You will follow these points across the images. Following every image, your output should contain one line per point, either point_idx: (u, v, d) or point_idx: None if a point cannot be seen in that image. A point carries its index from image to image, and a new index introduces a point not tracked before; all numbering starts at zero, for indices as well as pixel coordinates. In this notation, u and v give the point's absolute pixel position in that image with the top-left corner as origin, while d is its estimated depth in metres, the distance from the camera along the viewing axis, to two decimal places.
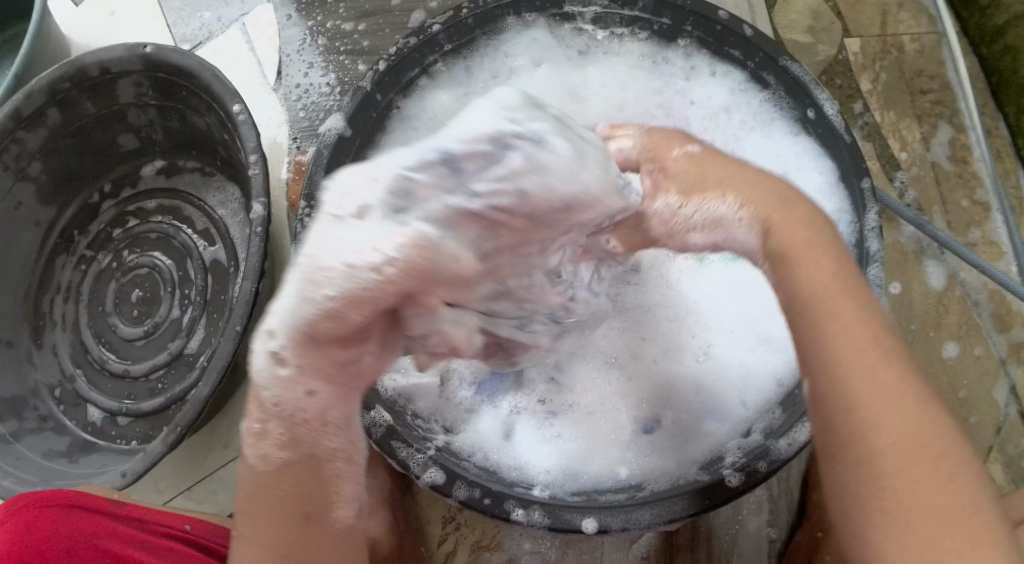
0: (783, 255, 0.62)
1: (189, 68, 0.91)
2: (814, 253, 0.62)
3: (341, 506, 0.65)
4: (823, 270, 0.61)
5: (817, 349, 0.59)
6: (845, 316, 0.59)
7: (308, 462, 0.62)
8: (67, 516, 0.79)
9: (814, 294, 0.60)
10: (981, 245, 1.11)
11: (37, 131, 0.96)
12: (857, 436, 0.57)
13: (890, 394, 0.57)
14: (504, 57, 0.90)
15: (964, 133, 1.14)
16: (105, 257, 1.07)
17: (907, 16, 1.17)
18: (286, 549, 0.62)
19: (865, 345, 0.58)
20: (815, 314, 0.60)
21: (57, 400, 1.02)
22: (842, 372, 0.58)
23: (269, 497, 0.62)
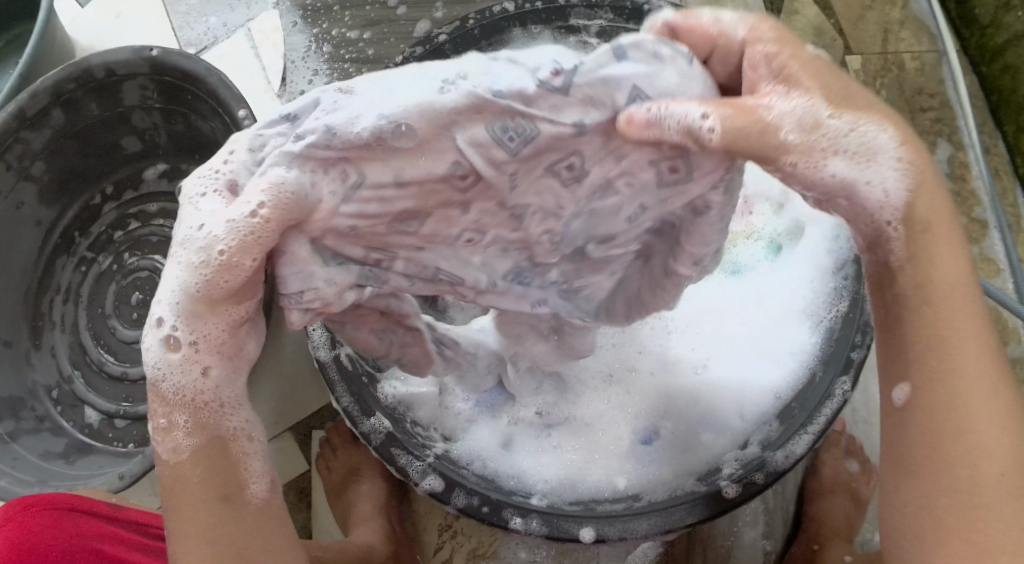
0: (925, 231, 0.53)
1: (196, 73, 0.91)
2: (955, 245, 0.54)
3: (255, 481, 0.58)
4: (960, 266, 0.54)
5: (934, 355, 0.54)
6: (971, 324, 0.53)
7: (216, 444, 0.56)
8: (67, 519, 0.76)
9: (947, 294, 0.53)
10: (978, 262, 1.11)
11: (41, 131, 0.97)
12: (960, 460, 0.53)
13: (1000, 420, 0.53)
14: None
15: (963, 151, 1.15)
16: (106, 260, 1.08)
17: (908, 34, 1.18)
18: (211, 537, 0.56)
19: (984, 357, 0.53)
20: (938, 319, 0.53)
21: (54, 401, 1.02)
22: (953, 386, 0.53)
23: (180, 488, 0.56)
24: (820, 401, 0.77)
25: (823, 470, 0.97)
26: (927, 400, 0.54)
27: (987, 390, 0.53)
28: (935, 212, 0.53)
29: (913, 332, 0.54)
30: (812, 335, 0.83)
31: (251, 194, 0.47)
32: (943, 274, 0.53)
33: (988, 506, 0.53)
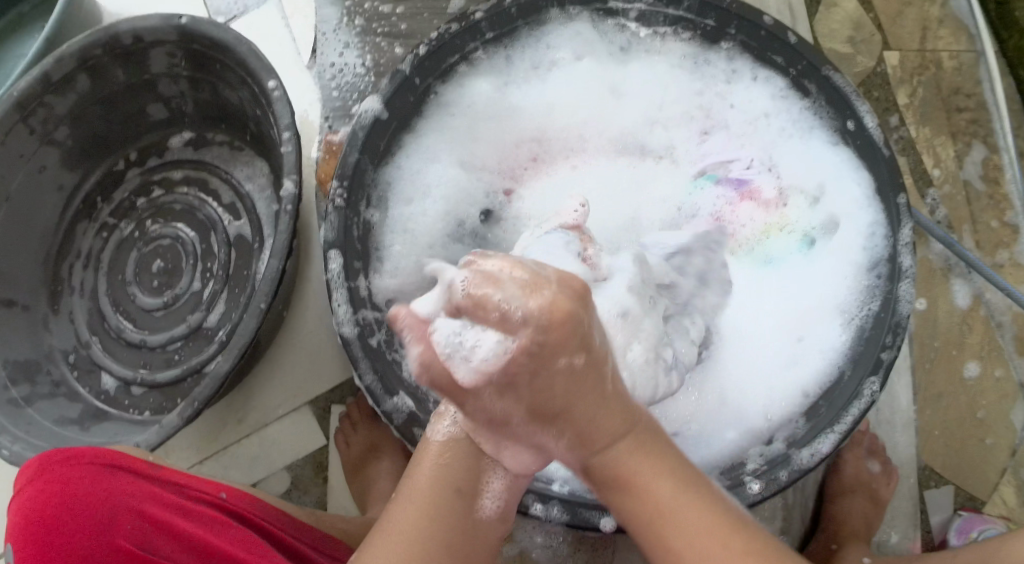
0: (615, 483, 0.68)
1: (225, 41, 0.90)
2: (645, 461, 0.68)
3: (488, 498, 0.71)
4: (659, 477, 0.68)
5: (663, 550, 0.67)
6: (689, 521, 0.67)
7: (474, 446, 0.71)
8: (104, 476, 0.71)
9: (616, 483, 0.67)
10: (1007, 267, 1.10)
11: (66, 95, 0.96)
12: None
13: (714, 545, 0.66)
14: (546, 48, 0.88)
15: (997, 154, 1.12)
16: (128, 226, 1.07)
17: (947, 33, 1.16)
18: (432, 509, 0.68)
19: (709, 536, 0.66)
20: (628, 487, 0.68)
21: (71, 366, 1.02)
22: (682, 532, 0.66)
23: (437, 469, 0.69)
24: (849, 400, 0.77)
25: (845, 468, 0.98)
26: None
27: (722, 556, 0.66)
28: (617, 449, 0.68)
29: (632, 509, 0.68)
30: (843, 332, 0.81)
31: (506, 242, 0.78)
32: (648, 500, 0.67)
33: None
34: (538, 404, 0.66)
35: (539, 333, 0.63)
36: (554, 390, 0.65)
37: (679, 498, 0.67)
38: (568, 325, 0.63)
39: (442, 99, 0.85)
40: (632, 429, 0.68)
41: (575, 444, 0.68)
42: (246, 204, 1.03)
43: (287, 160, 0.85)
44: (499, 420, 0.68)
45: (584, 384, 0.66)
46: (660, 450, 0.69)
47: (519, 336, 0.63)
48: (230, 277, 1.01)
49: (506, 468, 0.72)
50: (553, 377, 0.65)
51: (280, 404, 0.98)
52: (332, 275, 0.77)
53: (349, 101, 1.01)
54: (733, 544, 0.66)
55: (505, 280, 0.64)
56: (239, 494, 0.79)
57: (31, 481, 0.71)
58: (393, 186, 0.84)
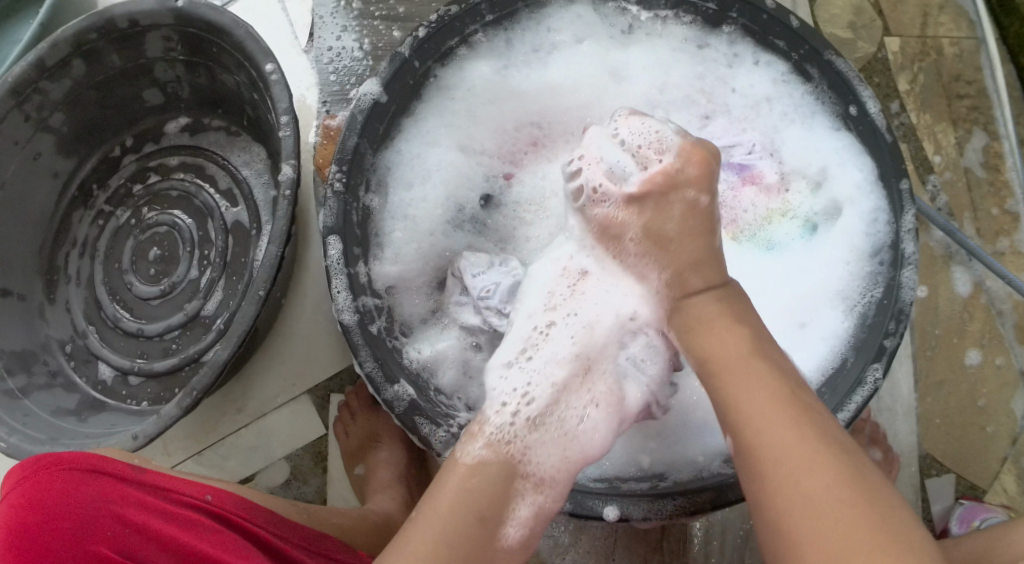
0: (712, 372, 0.67)
1: (222, 25, 0.89)
2: (730, 334, 0.68)
3: (513, 525, 0.69)
4: (756, 367, 0.66)
5: (739, 426, 0.64)
6: (770, 395, 0.64)
7: (507, 468, 0.70)
8: (83, 482, 0.71)
9: (721, 366, 0.67)
10: (1008, 255, 1.10)
11: (61, 81, 0.95)
12: (781, 481, 0.60)
13: (797, 454, 0.60)
14: (547, 31, 0.88)
15: (998, 141, 1.12)
16: (124, 214, 1.06)
17: (948, 19, 1.15)
18: (457, 536, 0.66)
19: (780, 414, 0.63)
20: (717, 372, 0.67)
21: (68, 356, 1.01)
22: (770, 432, 0.62)
23: (462, 491, 0.68)
24: (851, 388, 0.76)
25: None
26: (747, 456, 0.63)
27: (801, 454, 0.60)
28: (701, 302, 0.72)
29: (729, 399, 0.65)
30: (846, 318, 0.81)
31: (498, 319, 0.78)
32: (740, 396, 0.64)
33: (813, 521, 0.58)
34: (654, 223, 0.76)
35: (680, 166, 0.76)
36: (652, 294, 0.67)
37: (787, 411, 0.63)
38: (706, 170, 0.76)
39: (442, 82, 0.84)
40: (741, 322, 0.69)
41: (698, 320, 0.71)
42: (243, 191, 1.03)
43: (286, 146, 0.84)
44: (614, 230, 0.78)
45: (728, 344, 0.68)
46: (754, 334, 0.69)
47: (665, 162, 0.77)
48: (227, 264, 1.00)
49: (534, 494, 0.71)
50: (673, 204, 0.76)
51: (278, 393, 0.97)
52: (332, 261, 0.77)
53: (346, 86, 1.00)
54: (810, 429, 0.61)
55: (658, 158, 0.77)
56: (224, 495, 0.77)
57: (10, 487, 0.71)
58: (393, 170, 0.83)
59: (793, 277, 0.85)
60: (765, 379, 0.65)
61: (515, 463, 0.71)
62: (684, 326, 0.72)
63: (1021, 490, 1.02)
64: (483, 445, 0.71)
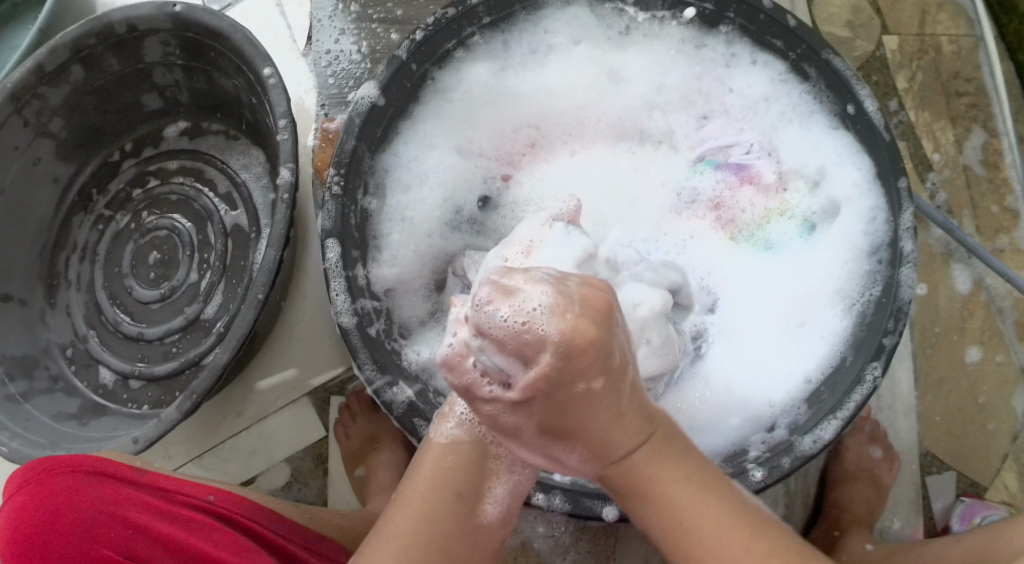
0: (627, 483, 0.66)
1: (220, 29, 0.89)
2: (648, 459, 0.66)
3: (489, 502, 0.68)
4: (663, 462, 0.66)
5: (679, 549, 0.66)
6: (693, 505, 0.66)
7: (479, 448, 0.67)
8: (86, 485, 0.71)
9: (607, 452, 0.64)
10: (1007, 252, 1.10)
11: (60, 87, 0.95)
12: (669, 523, 0.66)
13: (691, 500, 0.66)
14: (543, 33, 0.88)
15: (997, 138, 1.12)
16: (123, 218, 1.06)
17: (946, 16, 1.15)
18: (434, 518, 0.66)
19: (719, 527, 0.66)
20: (606, 469, 0.66)
21: (69, 360, 1.01)
22: (661, 479, 0.66)
23: (435, 477, 0.66)
24: (850, 387, 0.76)
25: (846, 455, 0.98)
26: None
27: (747, 548, 0.65)
28: (605, 422, 0.62)
29: (633, 470, 0.65)
30: (844, 318, 0.81)
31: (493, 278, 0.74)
32: (665, 503, 0.65)
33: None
34: (548, 422, 0.60)
35: (559, 358, 0.56)
36: (568, 415, 0.60)
37: (698, 491, 0.66)
38: (594, 343, 0.57)
39: (439, 85, 0.85)
40: (648, 422, 0.65)
41: (594, 457, 0.64)
42: (242, 194, 1.03)
43: (283, 149, 0.84)
44: (508, 431, 0.63)
45: (596, 409, 0.61)
46: (668, 440, 0.67)
47: (543, 360, 0.56)
48: (226, 268, 1.01)
49: (508, 471, 0.68)
50: (567, 397, 0.59)
51: (279, 396, 0.97)
52: (330, 264, 0.77)
53: (344, 89, 1.00)
54: (687, 474, 0.66)
55: (532, 299, 0.56)
56: (227, 496, 0.77)
57: (17, 488, 0.71)
58: (390, 173, 0.83)
59: (792, 274, 0.85)
60: (666, 433, 0.67)
61: (488, 442, 0.67)
62: (545, 457, 0.67)
63: (1023, 487, 1.02)
64: (456, 425, 0.68)
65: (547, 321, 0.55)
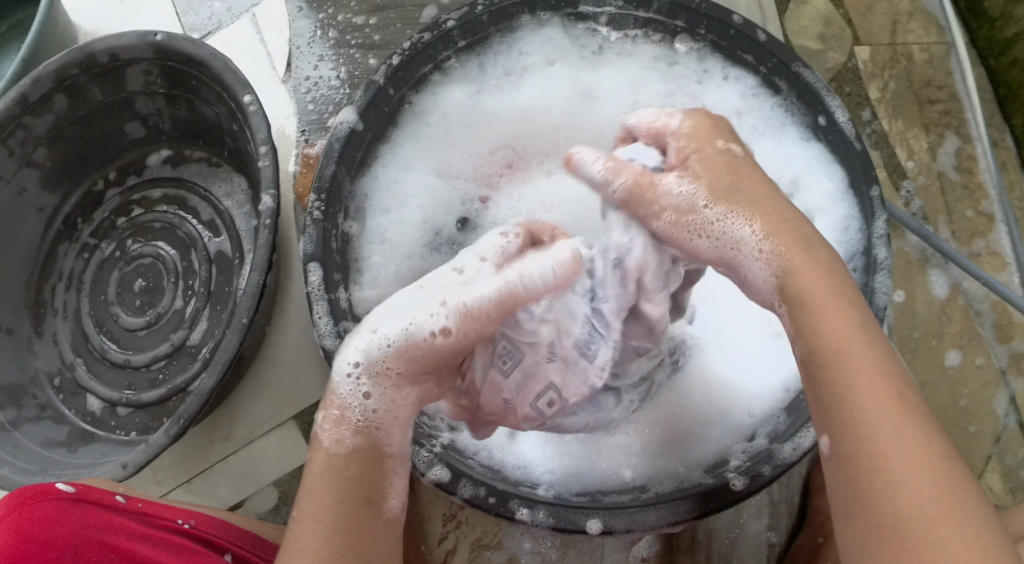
0: (805, 304, 0.63)
1: (201, 57, 0.90)
2: (836, 305, 0.62)
3: (393, 498, 0.67)
4: (848, 318, 0.62)
5: (836, 402, 0.60)
6: (871, 360, 0.60)
7: (374, 449, 0.66)
8: (71, 510, 0.72)
9: (801, 294, 0.64)
10: (984, 256, 1.11)
11: (44, 117, 0.96)
12: (847, 404, 0.59)
13: (882, 391, 0.59)
14: (517, 55, 0.89)
15: (970, 144, 1.14)
16: (108, 246, 1.07)
17: (917, 25, 1.17)
18: (341, 526, 0.63)
19: (882, 395, 0.59)
20: (798, 300, 0.64)
21: (56, 389, 1.02)
22: (847, 354, 0.60)
23: (330, 485, 0.64)
24: None
25: None
26: (843, 433, 0.59)
27: (896, 432, 0.58)
28: (797, 252, 0.65)
29: (814, 324, 0.62)
30: None
31: (388, 324, 0.65)
32: (854, 369, 0.60)
33: (931, 542, 0.55)
34: (715, 184, 0.69)
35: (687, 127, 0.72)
36: (723, 174, 0.69)
37: (890, 381, 0.59)
38: (721, 177, 0.69)
39: (416, 108, 0.86)
40: (820, 255, 0.65)
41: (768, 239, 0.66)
42: (225, 221, 1.04)
43: (265, 175, 0.85)
44: (671, 207, 0.70)
45: (767, 199, 0.68)
46: (856, 299, 0.63)
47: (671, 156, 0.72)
48: (211, 294, 1.01)
49: (400, 461, 0.68)
50: (713, 157, 0.70)
51: (266, 419, 0.98)
52: (312, 288, 0.77)
53: (324, 114, 1.01)
54: (889, 367, 0.60)
55: (671, 119, 0.73)
56: (210, 520, 0.78)
57: (0, 517, 0.70)
58: (371, 197, 0.84)
59: None
60: (866, 313, 0.62)
61: (379, 443, 0.66)
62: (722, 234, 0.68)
63: (1007, 487, 1.03)
64: (352, 432, 0.66)
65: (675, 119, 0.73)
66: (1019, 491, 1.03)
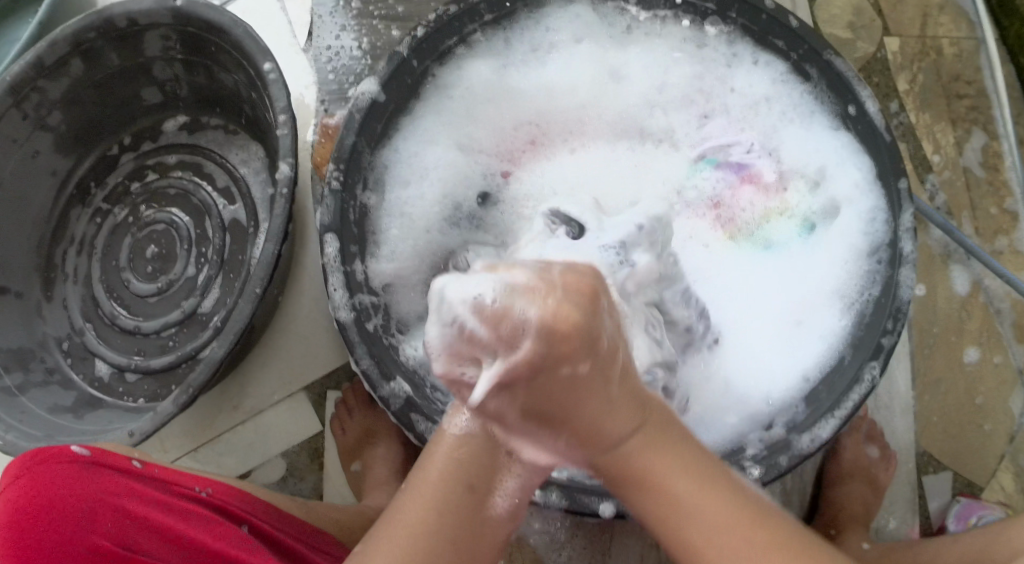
0: (620, 475, 0.63)
1: (221, 24, 0.89)
2: (641, 447, 0.62)
3: (502, 495, 0.65)
4: (666, 458, 0.63)
5: (680, 541, 0.63)
6: (715, 514, 0.63)
7: (489, 438, 0.63)
8: (84, 474, 0.69)
9: (600, 436, 0.61)
10: (1006, 254, 1.09)
11: (60, 79, 0.95)
12: (687, 539, 0.63)
13: (721, 526, 0.62)
14: (545, 30, 0.87)
15: (997, 141, 1.12)
16: (121, 211, 1.05)
17: (947, 19, 1.15)
18: (446, 507, 0.62)
19: (739, 530, 0.62)
20: (614, 463, 0.63)
21: (65, 353, 1.01)
22: (683, 497, 0.62)
23: (450, 462, 0.63)
24: (849, 386, 0.76)
25: (844, 455, 0.98)
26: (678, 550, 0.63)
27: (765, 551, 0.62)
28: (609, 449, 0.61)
29: (642, 474, 0.63)
30: (842, 318, 0.81)
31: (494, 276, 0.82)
32: (664, 495, 0.62)
33: None
34: (541, 403, 0.57)
35: (545, 336, 0.53)
36: (557, 393, 0.57)
37: (703, 489, 0.63)
38: (579, 317, 0.55)
39: (440, 81, 0.84)
40: (637, 408, 0.62)
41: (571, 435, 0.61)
42: (241, 188, 1.02)
43: (283, 144, 0.84)
44: (495, 414, 0.60)
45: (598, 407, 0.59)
46: (666, 431, 0.64)
47: (524, 347, 0.53)
48: (224, 262, 1.00)
49: (524, 468, 0.65)
50: (548, 382, 0.56)
51: (275, 390, 0.97)
52: (328, 259, 0.77)
53: (345, 84, 0.99)
54: (722, 491, 0.63)
55: (550, 269, 0.57)
56: (227, 489, 0.76)
57: (13, 477, 0.69)
58: (390, 169, 0.83)
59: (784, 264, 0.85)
60: (682, 442, 0.64)
61: (498, 437, 0.63)
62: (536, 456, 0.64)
63: (1019, 487, 1.02)
64: (470, 416, 0.64)
65: (525, 284, 0.53)
66: None
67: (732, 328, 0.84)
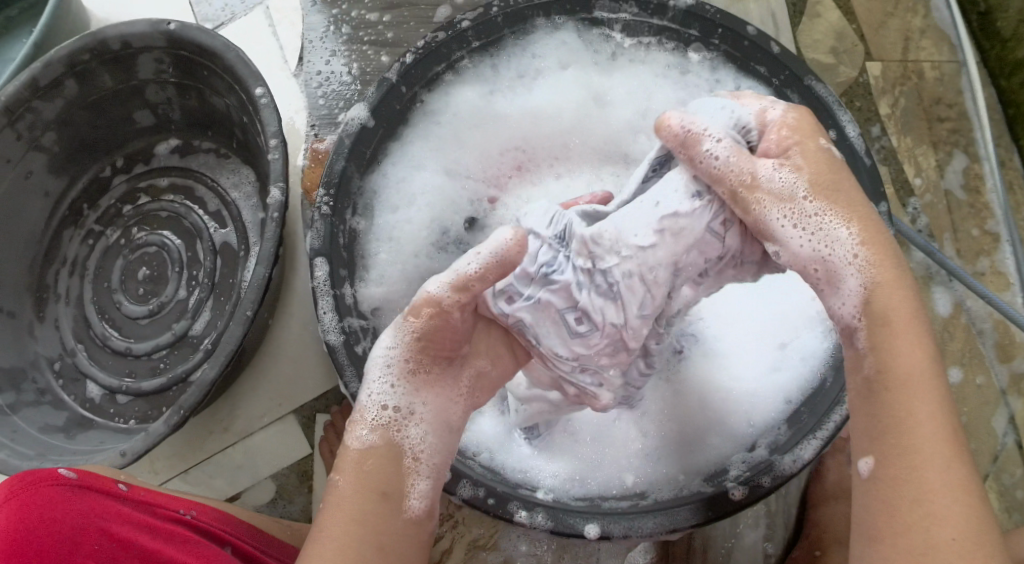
0: (885, 322, 0.63)
1: (213, 48, 0.90)
2: (908, 324, 0.63)
3: (415, 497, 0.68)
4: (917, 351, 0.62)
5: (891, 428, 0.62)
6: (931, 415, 0.61)
7: (391, 448, 0.68)
8: (72, 498, 0.70)
9: (883, 315, 0.64)
10: (988, 275, 1.12)
11: (54, 101, 0.96)
12: (895, 422, 0.61)
13: (933, 431, 0.61)
14: (531, 57, 0.89)
15: (978, 163, 1.14)
16: (114, 233, 1.06)
17: (929, 43, 1.16)
18: (362, 519, 0.65)
19: (941, 449, 0.60)
20: (878, 324, 0.64)
21: (56, 374, 1.01)
22: (913, 391, 0.61)
23: (356, 476, 0.66)
24: (831, 406, 0.77)
25: (828, 475, 0.96)
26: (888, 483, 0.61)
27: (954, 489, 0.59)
28: (888, 266, 0.65)
29: (882, 357, 0.63)
30: (824, 339, 0.83)
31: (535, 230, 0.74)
32: (902, 359, 0.62)
33: None
34: (821, 177, 0.66)
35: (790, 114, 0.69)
36: (822, 173, 0.67)
37: (931, 383, 0.62)
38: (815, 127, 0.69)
39: (427, 107, 0.86)
40: (895, 265, 0.65)
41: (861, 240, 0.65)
42: (231, 212, 1.04)
43: (273, 168, 0.85)
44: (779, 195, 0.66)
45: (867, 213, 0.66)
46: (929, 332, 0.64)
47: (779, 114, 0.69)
48: (216, 285, 1.01)
49: (428, 468, 0.69)
50: (815, 153, 0.67)
51: (265, 412, 0.98)
52: (318, 282, 0.78)
53: (335, 110, 1.01)
54: (948, 413, 0.61)
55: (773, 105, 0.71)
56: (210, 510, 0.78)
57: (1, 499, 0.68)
58: (380, 194, 0.84)
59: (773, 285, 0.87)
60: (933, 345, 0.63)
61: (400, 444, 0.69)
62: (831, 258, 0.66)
63: (1003, 507, 1.03)
64: (370, 430, 0.68)
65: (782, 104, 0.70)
66: (1014, 512, 1.03)
67: (723, 347, 0.85)
